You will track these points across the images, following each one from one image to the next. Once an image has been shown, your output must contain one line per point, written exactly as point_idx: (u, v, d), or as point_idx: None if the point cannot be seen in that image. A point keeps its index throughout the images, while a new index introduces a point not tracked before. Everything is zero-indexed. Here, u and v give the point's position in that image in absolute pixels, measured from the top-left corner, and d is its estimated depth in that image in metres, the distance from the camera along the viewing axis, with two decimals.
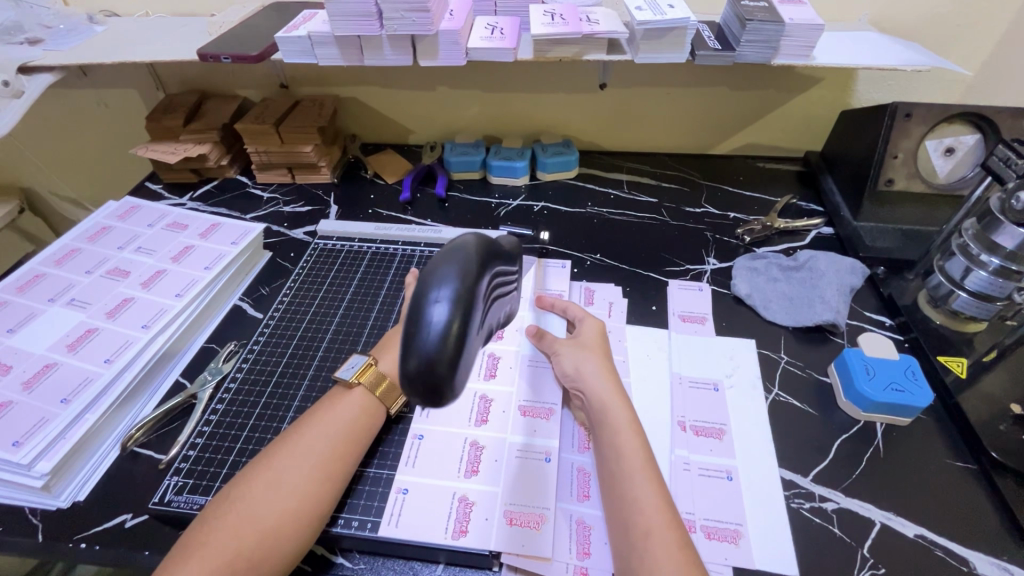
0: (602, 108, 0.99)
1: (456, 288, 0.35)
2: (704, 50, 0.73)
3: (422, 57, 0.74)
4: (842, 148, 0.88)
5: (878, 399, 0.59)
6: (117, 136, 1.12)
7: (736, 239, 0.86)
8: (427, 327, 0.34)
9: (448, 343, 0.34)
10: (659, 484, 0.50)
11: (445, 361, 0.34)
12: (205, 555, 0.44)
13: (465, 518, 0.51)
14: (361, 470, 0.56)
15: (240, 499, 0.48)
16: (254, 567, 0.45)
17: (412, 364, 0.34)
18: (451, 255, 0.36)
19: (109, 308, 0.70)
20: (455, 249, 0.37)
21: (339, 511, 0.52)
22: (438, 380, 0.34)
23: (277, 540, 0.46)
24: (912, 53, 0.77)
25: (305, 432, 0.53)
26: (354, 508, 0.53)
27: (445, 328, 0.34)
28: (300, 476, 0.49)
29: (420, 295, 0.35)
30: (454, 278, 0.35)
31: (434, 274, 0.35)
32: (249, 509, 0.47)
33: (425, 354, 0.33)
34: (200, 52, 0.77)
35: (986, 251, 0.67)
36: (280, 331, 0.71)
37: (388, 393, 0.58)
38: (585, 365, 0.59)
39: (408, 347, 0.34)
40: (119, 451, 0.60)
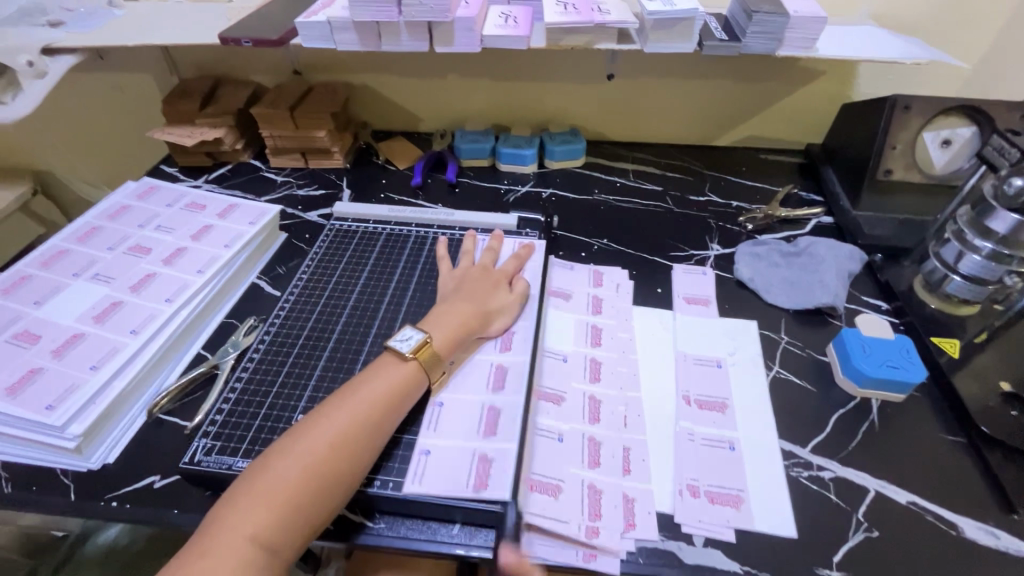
0: (609, 98, 1.02)
1: None
2: (711, 40, 0.76)
3: (438, 44, 0.76)
4: (842, 140, 0.91)
5: (873, 373, 0.62)
6: (129, 119, 1.14)
7: (738, 226, 0.89)
8: None
9: None
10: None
11: None
12: (265, 503, 0.46)
13: (485, 473, 0.54)
14: (396, 436, 0.58)
15: (298, 450, 0.50)
16: (309, 520, 0.48)
17: None
18: None
19: (132, 283, 0.72)
20: None
21: (375, 473, 0.55)
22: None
23: (333, 494, 0.49)
24: (912, 47, 0.80)
25: (357, 393, 0.55)
26: (377, 469, 0.55)
27: None
28: (355, 437, 0.52)
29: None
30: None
31: None
32: (308, 461, 0.49)
33: None
34: (221, 35, 0.79)
35: (979, 236, 0.69)
36: (301, 305, 0.73)
37: (436, 366, 0.60)
38: None
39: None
40: (145, 418, 0.63)
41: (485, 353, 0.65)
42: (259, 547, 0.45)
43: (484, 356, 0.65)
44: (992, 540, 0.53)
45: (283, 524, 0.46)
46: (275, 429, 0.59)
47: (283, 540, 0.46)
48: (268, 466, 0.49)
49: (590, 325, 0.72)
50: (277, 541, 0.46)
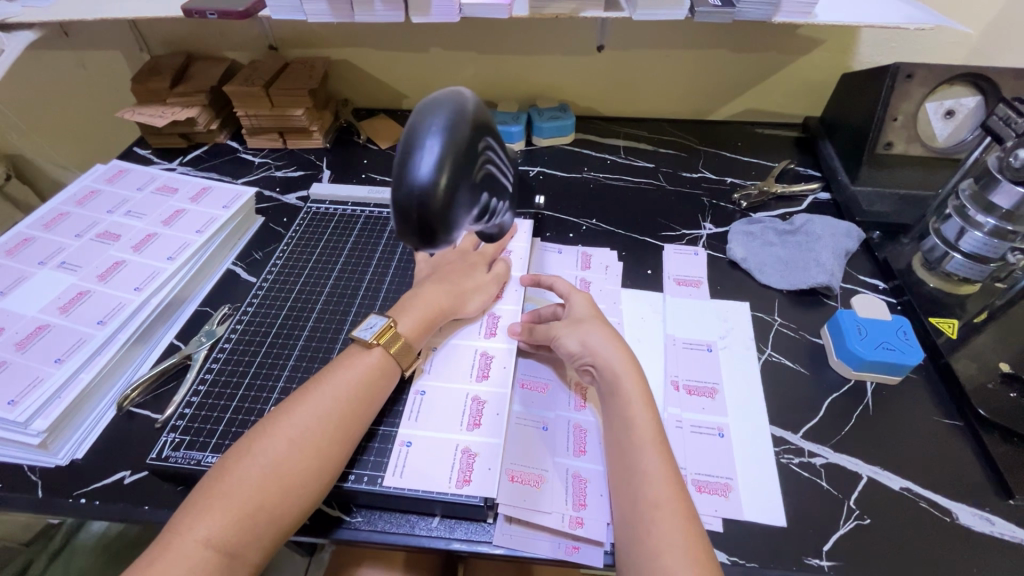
0: (599, 71, 0.98)
1: (443, 136, 0.37)
2: (703, 6, 0.70)
3: (414, 13, 0.72)
4: (842, 112, 0.87)
5: (869, 356, 0.60)
6: (102, 100, 1.09)
7: (732, 204, 0.86)
8: (417, 167, 0.36)
9: (439, 185, 0.37)
10: (665, 453, 0.50)
11: (434, 198, 0.37)
12: (225, 504, 0.45)
13: (468, 468, 0.52)
14: (372, 428, 0.56)
15: (261, 448, 0.48)
16: (271, 522, 0.46)
17: (405, 202, 0.37)
18: (440, 104, 0.38)
19: (100, 271, 0.70)
20: (448, 99, 0.39)
21: (350, 467, 0.53)
22: (428, 224, 0.38)
23: (297, 494, 0.47)
24: (916, 12, 0.75)
25: (324, 388, 0.53)
26: (353, 463, 0.53)
27: (434, 169, 0.36)
28: (322, 434, 0.50)
29: (410, 145, 0.37)
30: (443, 130, 0.37)
31: (422, 122, 0.38)
32: (271, 461, 0.47)
33: (416, 192, 0.37)
34: (185, 7, 0.75)
35: (982, 211, 0.66)
36: (274, 292, 0.70)
37: (408, 356, 0.58)
38: (592, 338, 0.58)
39: (402, 186, 0.37)
40: (115, 411, 0.61)
41: (470, 339, 0.63)
42: (218, 550, 0.43)
43: (467, 342, 0.63)
44: (987, 527, 0.51)
45: (243, 526, 0.45)
46: (247, 421, 0.57)
47: (242, 542, 0.44)
48: (231, 465, 0.47)
49: None
50: (238, 544, 0.44)
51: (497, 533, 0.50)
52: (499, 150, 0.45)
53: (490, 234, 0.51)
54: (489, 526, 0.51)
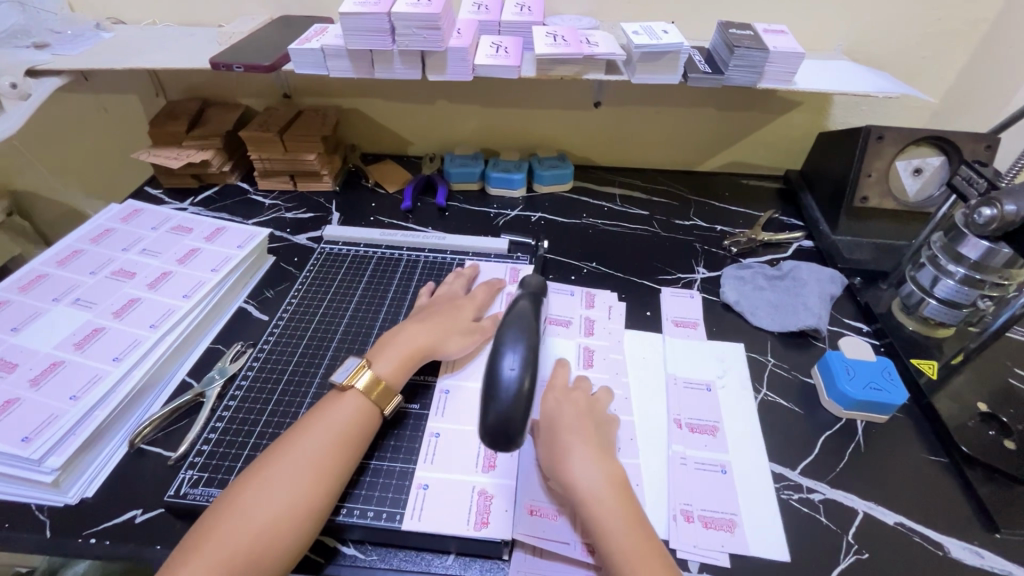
0: (596, 125, 1.05)
1: (524, 355, 0.48)
2: (695, 72, 0.78)
3: (430, 72, 0.78)
4: (820, 168, 0.95)
5: (858, 397, 0.64)
6: (114, 141, 1.12)
7: (723, 250, 0.91)
8: (505, 385, 0.46)
9: (521, 395, 0.46)
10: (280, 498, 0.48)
11: (518, 410, 0.46)
12: (203, 553, 0.45)
13: (485, 510, 0.53)
14: (362, 461, 0.58)
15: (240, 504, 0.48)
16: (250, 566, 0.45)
17: (494, 415, 0.46)
18: (514, 330, 0.50)
19: (115, 308, 0.71)
20: (515, 328, 0.50)
21: (342, 501, 0.54)
22: (507, 426, 0.45)
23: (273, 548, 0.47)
24: (883, 82, 0.84)
25: (303, 439, 0.53)
26: (359, 498, 0.54)
27: (518, 382, 0.46)
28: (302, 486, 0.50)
29: (496, 356, 0.48)
30: (520, 346, 0.49)
31: (505, 343, 0.49)
32: (246, 516, 0.47)
33: (504, 406, 0.46)
34: (213, 60, 0.80)
35: (952, 261, 0.70)
36: (290, 330, 0.72)
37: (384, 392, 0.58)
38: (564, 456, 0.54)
39: (492, 397, 0.47)
40: (126, 449, 0.61)
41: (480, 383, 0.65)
42: None
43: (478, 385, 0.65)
44: (978, 560, 0.54)
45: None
46: None
47: None
48: (214, 515, 0.48)
49: (584, 346, 0.72)
50: None
51: (514, 568, 0.52)
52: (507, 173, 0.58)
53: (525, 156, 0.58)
54: (504, 563, 0.52)
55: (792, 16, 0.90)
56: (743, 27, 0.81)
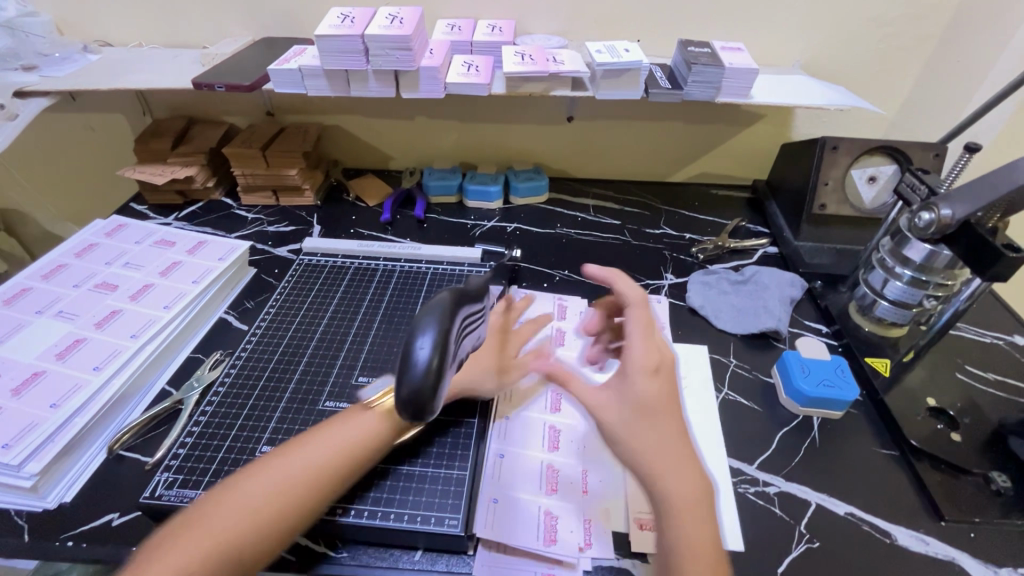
0: (570, 139, 1.09)
1: (436, 332, 0.39)
2: (656, 88, 0.82)
3: (404, 89, 0.81)
4: (783, 178, 0.99)
5: (812, 393, 0.67)
6: (100, 159, 1.15)
7: (691, 257, 0.95)
8: (412, 362, 0.39)
9: (431, 374, 0.39)
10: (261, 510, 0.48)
11: (428, 390, 0.39)
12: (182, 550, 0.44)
13: (552, 528, 0.55)
14: None
15: (227, 502, 0.48)
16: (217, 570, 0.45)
17: (402, 393, 0.39)
18: (430, 305, 0.41)
19: (97, 319, 0.73)
20: (432, 302, 0.42)
21: None
22: (419, 402, 0.39)
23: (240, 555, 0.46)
24: (836, 95, 0.88)
25: (306, 447, 0.52)
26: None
27: (428, 361, 0.39)
28: (291, 496, 0.49)
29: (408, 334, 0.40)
30: (436, 321, 0.40)
31: (417, 322, 0.40)
32: (225, 520, 0.46)
33: (413, 384, 0.38)
34: (195, 80, 0.83)
35: (900, 263, 0.74)
36: (267, 339, 0.74)
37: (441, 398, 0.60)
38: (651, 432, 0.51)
39: (400, 373, 0.40)
40: (105, 455, 0.62)
41: (538, 413, 0.66)
42: None
43: (537, 415, 0.66)
44: (923, 546, 0.56)
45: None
46: (238, 461, 0.60)
47: None
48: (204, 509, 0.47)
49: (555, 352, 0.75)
50: None
51: (477, 564, 0.53)
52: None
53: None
54: (469, 558, 0.54)
55: (750, 33, 0.95)
56: (701, 45, 0.86)
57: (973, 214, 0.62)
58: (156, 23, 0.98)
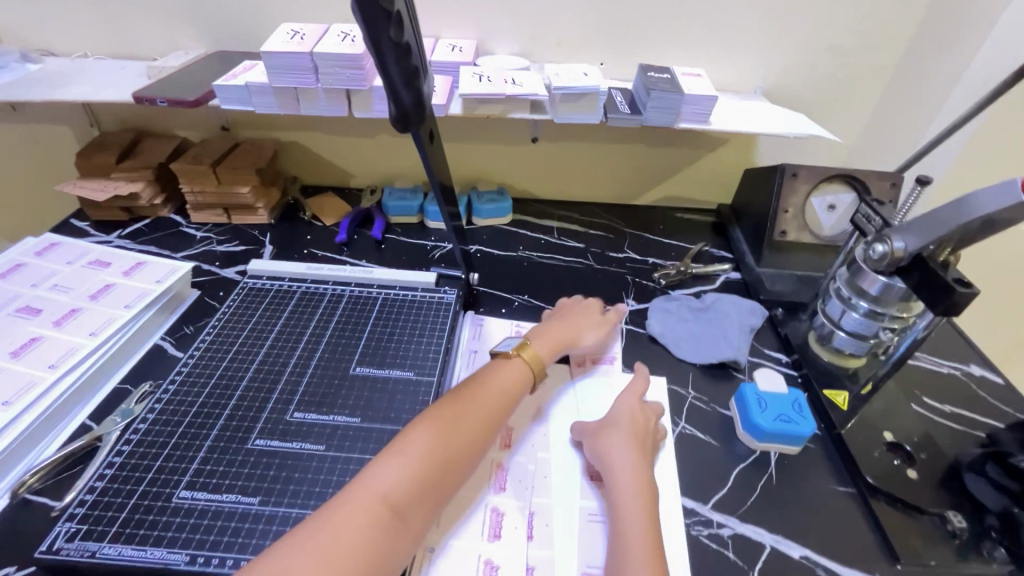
0: (535, 160, 1.07)
1: None
2: (615, 113, 0.81)
3: (357, 109, 0.78)
4: (746, 203, 0.99)
5: (768, 429, 0.65)
6: (43, 172, 1.09)
7: (653, 282, 0.93)
8: None
9: None
10: (405, 477, 0.48)
11: None
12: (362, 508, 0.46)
13: None
14: (254, 508, 0.55)
15: (370, 484, 0.47)
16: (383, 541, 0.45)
17: None
18: None
19: (13, 347, 0.68)
20: None
21: (217, 550, 0.52)
22: None
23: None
24: (796, 123, 0.89)
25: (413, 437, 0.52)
26: (232, 546, 0.52)
27: None
28: (402, 480, 0.48)
29: None
30: None
31: None
32: (357, 505, 0.46)
33: None
34: (137, 94, 0.80)
35: (855, 294, 0.73)
36: (199, 369, 0.69)
37: (541, 372, 0.65)
38: (617, 450, 0.58)
39: None
40: (8, 499, 0.57)
41: (488, 449, 0.63)
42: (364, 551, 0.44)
43: (485, 453, 0.63)
44: None
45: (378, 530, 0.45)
46: (152, 508, 0.55)
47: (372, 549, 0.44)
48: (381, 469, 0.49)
49: None
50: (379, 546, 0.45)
51: None
52: (382, 60, 0.50)
53: (401, 96, 0.53)
54: None
55: (713, 60, 0.95)
56: (662, 70, 0.85)
57: (925, 248, 0.61)
58: (104, 33, 0.94)
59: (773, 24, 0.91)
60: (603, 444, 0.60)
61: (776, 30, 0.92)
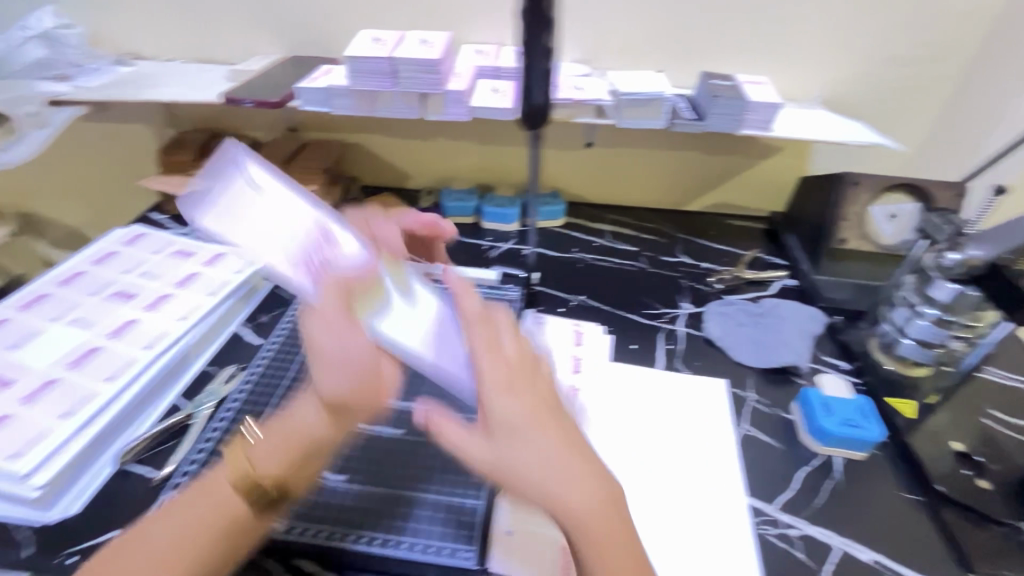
0: (588, 164, 1.09)
1: None
2: (679, 119, 0.83)
3: (429, 112, 0.82)
4: (801, 211, 0.99)
5: (834, 433, 0.65)
6: (122, 168, 1.16)
7: (708, 286, 0.94)
8: None
9: None
10: (223, 502, 0.47)
11: None
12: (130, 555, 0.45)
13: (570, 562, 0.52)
14: (338, 484, 0.58)
15: (169, 517, 0.47)
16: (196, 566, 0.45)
17: None
18: None
19: (111, 329, 0.73)
20: None
21: (308, 522, 0.55)
22: None
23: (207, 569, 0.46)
24: (857, 131, 0.89)
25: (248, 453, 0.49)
26: (317, 518, 0.55)
27: None
28: (215, 505, 0.47)
29: None
30: None
31: None
32: (169, 533, 0.46)
33: None
34: (227, 95, 0.85)
35: (924, 302, 0.73)
36: (280, 357, 0.75)
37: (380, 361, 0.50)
38: (579, 483, 0.42)
39: None
40: (112, 468, 0.62)
41: None
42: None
43: None
44: None
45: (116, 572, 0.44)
46: None
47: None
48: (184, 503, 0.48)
49: (571, 382, 0.72)
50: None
51: None
52: (531, 63, 0.55)
53: (534, 96, 0.58)
54: None
55: (772, 69, 0.96)
56: (726, 78, 0.86)
57: (1000, 256, 0.62)
58: (189, 38, 1.00)
59: (835, 33, 0.92)
60: (607, 469, 0.44)
61: (838, 39, 0.92)
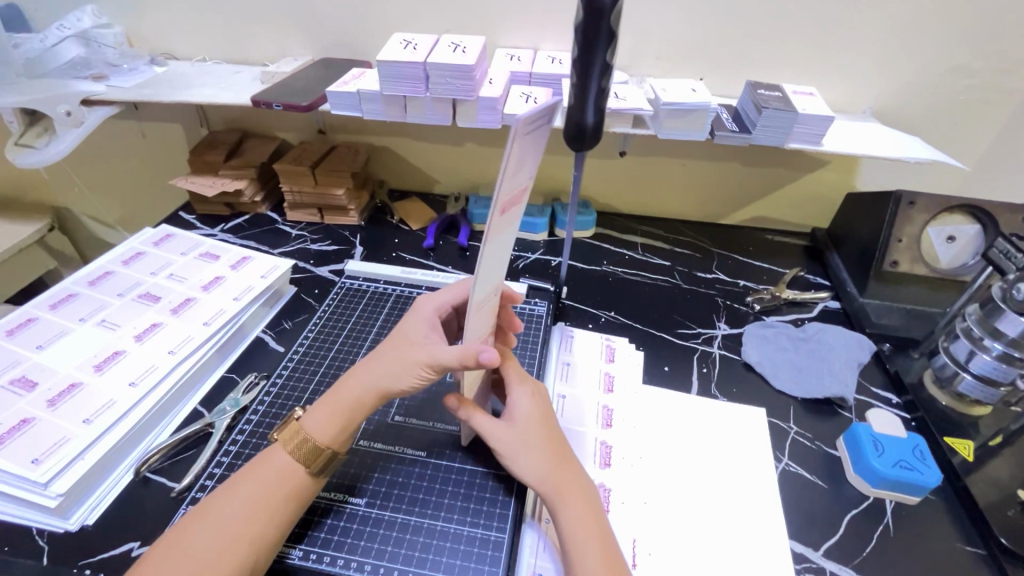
0: (621, 174, 1.05)
1: None
2: (723, 130, 0.79)
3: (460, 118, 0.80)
4: (848, 229, 0.93)
5: (887, 475, 0.60)
6: (154, 167, 1.17)
7: (745, 306, 0.89)
8: None
9: None
10: (233, 530, 0.47)
11: None
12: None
13: None
14: (354, 509, 0.55)
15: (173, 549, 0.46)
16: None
17: None
18: None
19: (137, 332, 0.72)
20: None
21: (325, 549, 0.52)
22: None
23: None
24: (914, 146, 0.83)
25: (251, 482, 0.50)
26: (330, 544, 0.52)
27: None
28: (227, 535, 0.46)
29: None
30: None
31: None
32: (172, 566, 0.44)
33: None
34: (255, 98, 0.84)
35: (989, 335, 0.69)
36: (303, 365, 0.72)
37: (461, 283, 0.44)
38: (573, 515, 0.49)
39: None
40: (131, 476, 0.61)
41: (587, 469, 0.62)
42: None
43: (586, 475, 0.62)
44: None
45: None
46: None
47: None
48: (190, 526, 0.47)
49: (602, 405, 0.69)
50: None
51: None
52: (589, 81, 0.54)
53: (587, 115, 0.57)
54: None
55: (821, 78, 0.91)
56: (773, 88, 0.82)
57: None
58: (223, 39, 1.00)
59: (892, 42, 0.86)
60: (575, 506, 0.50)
61: (896, 47, 0.86)
